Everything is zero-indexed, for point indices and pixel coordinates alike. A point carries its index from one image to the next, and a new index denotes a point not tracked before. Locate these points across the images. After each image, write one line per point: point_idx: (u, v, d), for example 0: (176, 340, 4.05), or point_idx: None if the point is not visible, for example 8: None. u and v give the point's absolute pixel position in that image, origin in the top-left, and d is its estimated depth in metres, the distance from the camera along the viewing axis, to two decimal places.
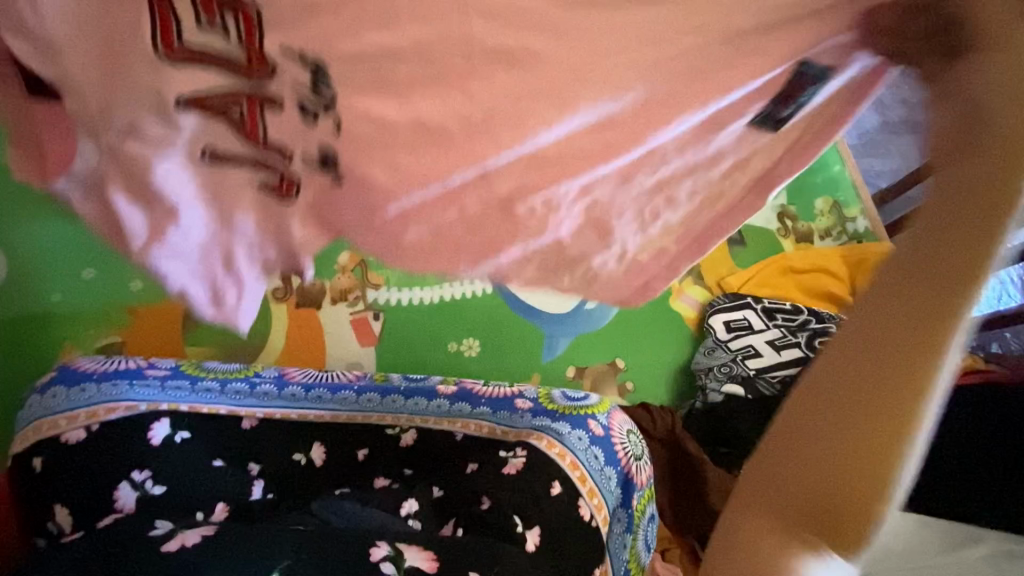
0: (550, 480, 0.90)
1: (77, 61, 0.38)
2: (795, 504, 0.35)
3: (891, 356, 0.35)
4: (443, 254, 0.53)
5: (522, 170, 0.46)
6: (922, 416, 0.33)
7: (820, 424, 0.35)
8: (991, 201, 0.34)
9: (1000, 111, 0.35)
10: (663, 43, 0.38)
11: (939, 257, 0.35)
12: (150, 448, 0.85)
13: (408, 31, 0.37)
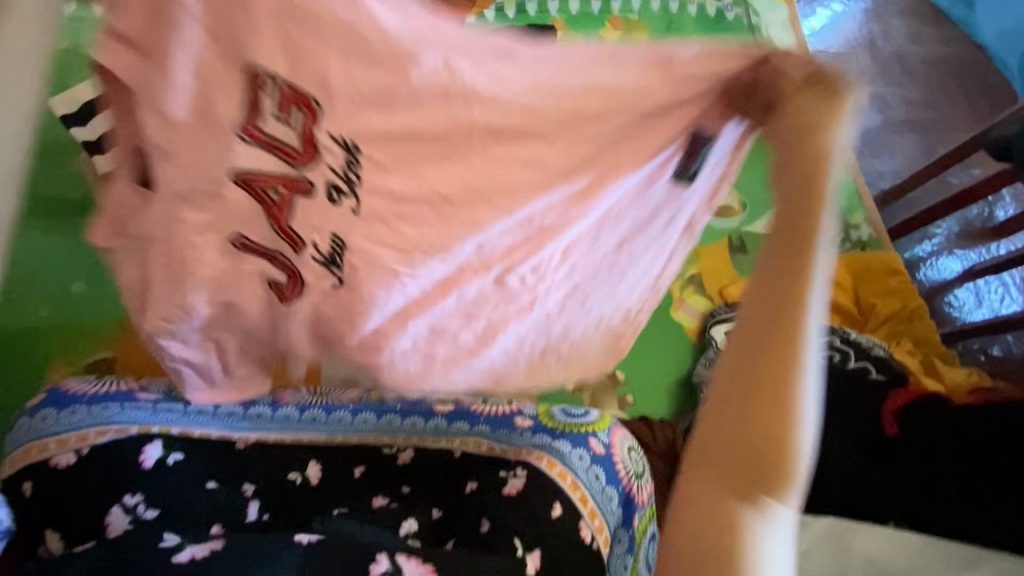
0: (550, 501, 0.89)
1: (175, 141, 0.60)
2: (729, 463, 0.53)
3: (768, 351, 0.52)
4: (436, 312, 0.72)
5: (518, 235, 0.68)
6: (795, 388, 0.51)
7: (732, 405, 0.53)
8: (802, 237, 0.54)
9: (802, 169, 0.55)
10: (573, 130, 0.61)
11: (784, 278, 0.53)
12: (141, 470, 0.85)
13: (417, 116, 0.59)
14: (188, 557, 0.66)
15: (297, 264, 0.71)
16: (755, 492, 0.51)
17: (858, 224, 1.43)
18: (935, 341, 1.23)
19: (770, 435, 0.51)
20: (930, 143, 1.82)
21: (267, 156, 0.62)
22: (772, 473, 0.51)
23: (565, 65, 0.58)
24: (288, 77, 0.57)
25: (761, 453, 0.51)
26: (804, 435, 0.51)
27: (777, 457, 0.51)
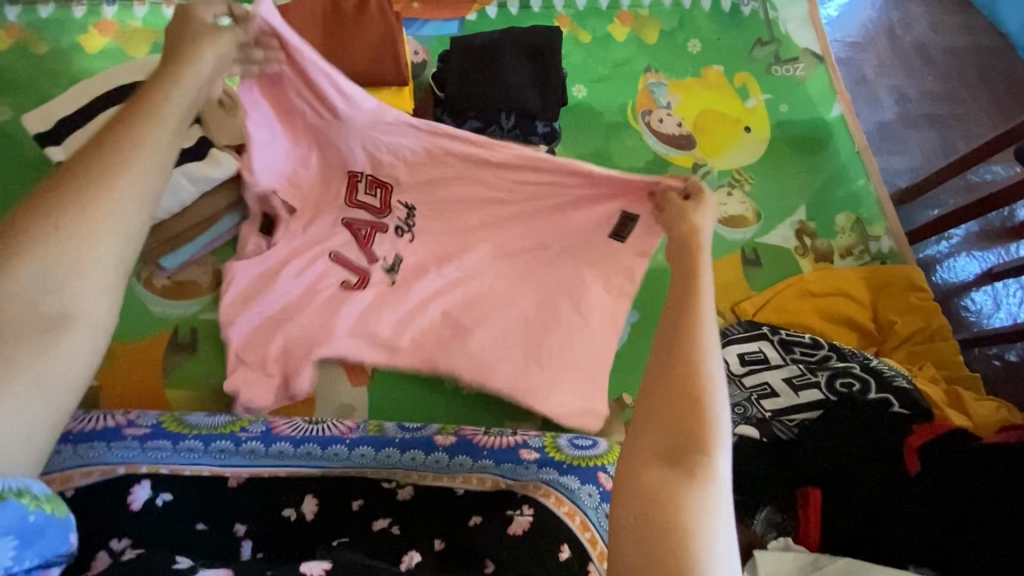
0: (559, 543, 0.83)
1: (320, 208, 1.14)
2: (662, 436, 0.52)
3: (679, 326, 0.57)
4: (455, 312, 1.11)
5: (507, 263, 1.12)
6: (707, 354, 0.55)
7: (658, 379, 0.55)
8: (692, 256, 0.66)
9: (684, 237, 0.71)
10: (543, 199, 1.05)
11: (683, 279, 0.63)
12: (128, 512, 0.81)
13: (443, 196, 1.10)
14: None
15: (369, 268, 1.12)
16: (686, 452, 0.51)
17: (878, 235, 1.36)
18: (957, 366, 1.17)
19: (686, 387, 0.53)
20: (948, 137, 1.69)
21: (359, 211, 1.13)
22: (696, 430, 0.51)
23: (494, 178, 1.06)
24: (372, 170, 1.10)
25: (685, 407, 0.52)
26: (718, 391, 0.54)
27: (696, 409, 0.52)
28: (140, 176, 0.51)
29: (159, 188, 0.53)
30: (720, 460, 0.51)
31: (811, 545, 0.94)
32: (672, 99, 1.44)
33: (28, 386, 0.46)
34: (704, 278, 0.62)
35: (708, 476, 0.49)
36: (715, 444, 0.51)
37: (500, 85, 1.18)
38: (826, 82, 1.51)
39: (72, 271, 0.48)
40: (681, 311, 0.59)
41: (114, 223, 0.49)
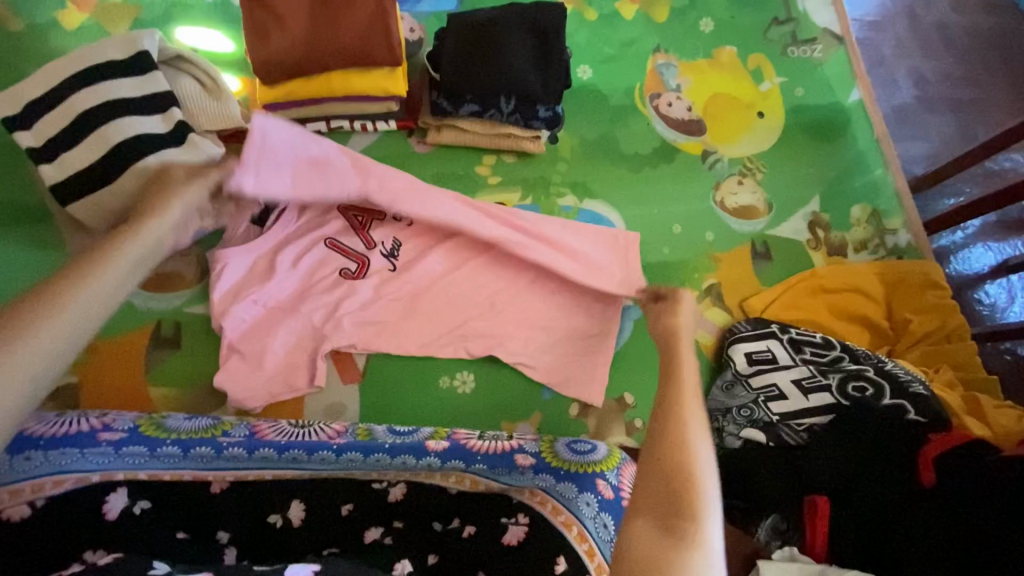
0: (555, 555, 0.79)
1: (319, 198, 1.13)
2: (660, 504, 0.52)
3: (671, 400, 0.60)
4: (450, 306, 1.11)
5: (501, 255, 1.14)
6: (698, 429, 0.57)
7: (655, 448, 0.56)
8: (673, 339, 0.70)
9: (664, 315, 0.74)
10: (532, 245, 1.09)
11: (672, 359, 0.66)
12: (104, 522, 0.80)
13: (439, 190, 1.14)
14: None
15: (367, 253, 1.11)
16: (678, 520, 0.51)
17: (895, 229, 1.30)
18: (976, 369, 1.11)
19: (673, 457, 0.55)
20: (966, 124, 1.61)
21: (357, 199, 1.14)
22: (685, 499, 0.52)
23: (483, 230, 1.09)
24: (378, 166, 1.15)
25: (674, 478, 0.53)
26: (705, 464, 0.55)
27: (685, 480, 0.53)
28: (57, 325, 0.53)
29: (78, 336, 0.54)
30: (711, 529, 0.51)
31: (817, 556, 0.90)
32: (681, 81, 1.36)
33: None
34: (687, 359, 0.65)
35: (700, 544, 0.49)
36: (705, 514, 0.51)
37: (499, 65, 1.10)
38: (845, 64, 1.43)
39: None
40: (670, 389, 0.61)
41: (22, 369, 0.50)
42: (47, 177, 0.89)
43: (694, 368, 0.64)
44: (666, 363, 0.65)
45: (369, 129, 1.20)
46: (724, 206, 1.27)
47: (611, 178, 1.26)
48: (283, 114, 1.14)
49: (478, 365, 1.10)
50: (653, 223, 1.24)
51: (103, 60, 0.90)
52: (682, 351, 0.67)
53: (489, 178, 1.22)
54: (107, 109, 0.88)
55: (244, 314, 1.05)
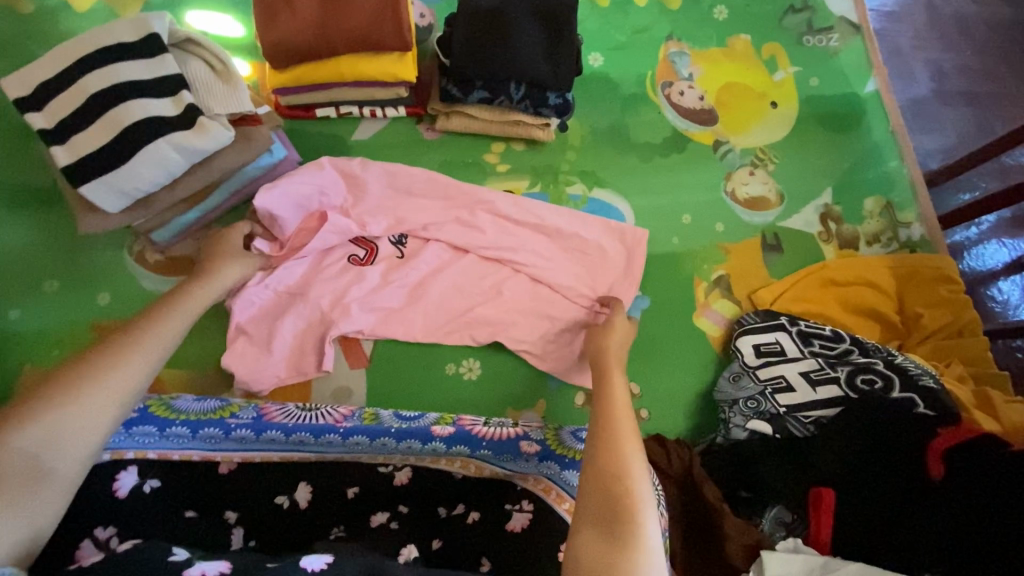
0: (558, 543, 0.81)
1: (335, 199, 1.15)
2: (601, 503, 0.58)
3: (602, 412, 0.68)
4: (457, 293, 1.11)
5: (511, 242, 1.13)
6: (628, 432, 0.65)
7: (592, 454, 0.63)
8: (603, 368, 0.82)
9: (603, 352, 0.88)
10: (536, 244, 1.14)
11: (604, 382, 0.76)
12: (115, 500, 0.81)
13: (447, 181, 1.16)
14: (203, 573, 0.55)
15: (375, 238, 1.12)
16: (617, 521, 0.56)
17: (908, 222, 1.28)
18: (987, 363, 1.09)
19: (609, 467, 0.60)
20: (983, 117, 1.57)
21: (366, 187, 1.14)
22: (623, 503, 0.57)
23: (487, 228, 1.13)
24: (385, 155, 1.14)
25: (611, 485, 0.59)
26: (636, 465, 0.61)
27: (622, 486, 0.58)
28: (139, 358, 0.67)
29: (153, 368, 0.68)
30: (649, 527, 0.56)
31: (822, 547, 0.90)
32: (694, 70, 1.35)
33: (17, 516, 0.57)
34: (619, 389, 0.73)
35: (640, 541, 0.54)
36: (641, 512, 0.56)
37: (509, 50, 1.08)
38: (862, 54, 1.40)
39: (70, 430, 0.60)
40: (602, 411, 0.68)
41: (110, 393, 0.63)
42: (57, 158, 0.88)
43: (624, 394, 0.72)
44: (602, 391, 0.73)
45: (378, 115, 1.21)
46: (735, 197, 1.26)
47: (621, 167, 1.25)
48: (293, 99, 1.14)
49: (483, 352, 1.10)
50: (662, 213, 1.23)
51: (115, 42, 0.90)
52: (615, 381, 0.75)
53: (498, 166, 1.22)
54: (118, 91, 0.88)
55: (254, 297, 1.05)
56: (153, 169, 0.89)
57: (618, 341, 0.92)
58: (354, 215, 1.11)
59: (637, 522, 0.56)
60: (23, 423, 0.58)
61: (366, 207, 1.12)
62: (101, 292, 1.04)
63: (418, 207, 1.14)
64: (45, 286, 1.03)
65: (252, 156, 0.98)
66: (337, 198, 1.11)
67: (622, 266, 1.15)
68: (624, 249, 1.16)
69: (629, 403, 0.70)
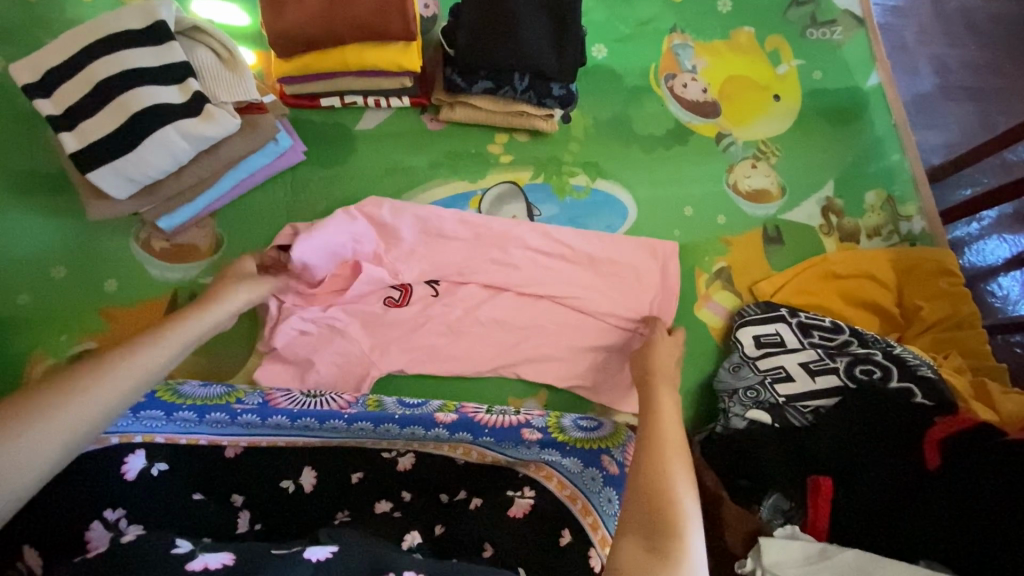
0: (559, 528, 0.83)
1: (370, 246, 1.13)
2: (646, 519, 0.58)
3: (650, 431, 0.69)
4: (460, 285, 1.12)
5: (515, 235, 1.15)
6: (677, 453, 0.66)
7: (639, 471, 0.63)
8: (646, 387, 0.83)
9: (645, 370, 0.89)
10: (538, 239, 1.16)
11: (651, 400, 0.77)
12: (124, 483, 0.82)
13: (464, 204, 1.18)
14: (205, 566, 0.56)
15: (409, 281, 1.11)
16: (659, 534, 0.56)
17: (909, 216, 1.29)
18: (986, 355, 1.10)
19: (654, 482, 0.61)
20: (986, 114, 1.58)
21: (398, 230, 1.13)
22: (667, 518, 0.57)
23: (491, 221, 1.15)
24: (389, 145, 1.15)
25: (653, 499, 0.59)
26: (682, 486, 0.61)
27: (665, 500, 0.59)
28: (114, 381, 0.63)
29: (128, 393, 0.64)
30: (691, 545, 0.56)
31: (819, 534, 0.91)
32: (698, 62, 1.35)
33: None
34: (668, 410, 0.74)
35: (683, 556, 0.54)
36: (684, 526, 0.57)
37: (514, 40, 1.08)
38: (866, 48, 1.40)
39: (26, 450, 0.55)
40: (649, 431, 0.69)
41: (78, 414, 0.59)
42: (66, 144, 0.89)
43: (671, 417, 0.73)
44: (648, 411, 0.74)
45: (382, 105, 1.21)
46: (737, 189, 1.27)
47: (624, 158, 1.26)
48: (297, 88, 1.15)
49: (514, 383, 1.10)
50: (665, 205, 1.24)
51: (122, 29, 0.91)
52: (661, 401, 0.76)
53: (501, 157, 1.22)
54: (126, 77, 0.89)
55: (292, 327, 1.05)
56: (160, 156, 0.90)
57: (667, 363, 0.91)
58: (387, 263, 1.11)
59: (682, 539, 0.56)
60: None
61: (400, 253, 1.12)
62: (109, 278, 1.05)
63: (449, 251, 1.13)
64: (53, 272, 1.04)
65: (258, 145, 0.99)
66: (370, 245, 1.12)
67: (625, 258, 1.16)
68: (659, 266, 1.16)
69: (677, 425, 0.71)
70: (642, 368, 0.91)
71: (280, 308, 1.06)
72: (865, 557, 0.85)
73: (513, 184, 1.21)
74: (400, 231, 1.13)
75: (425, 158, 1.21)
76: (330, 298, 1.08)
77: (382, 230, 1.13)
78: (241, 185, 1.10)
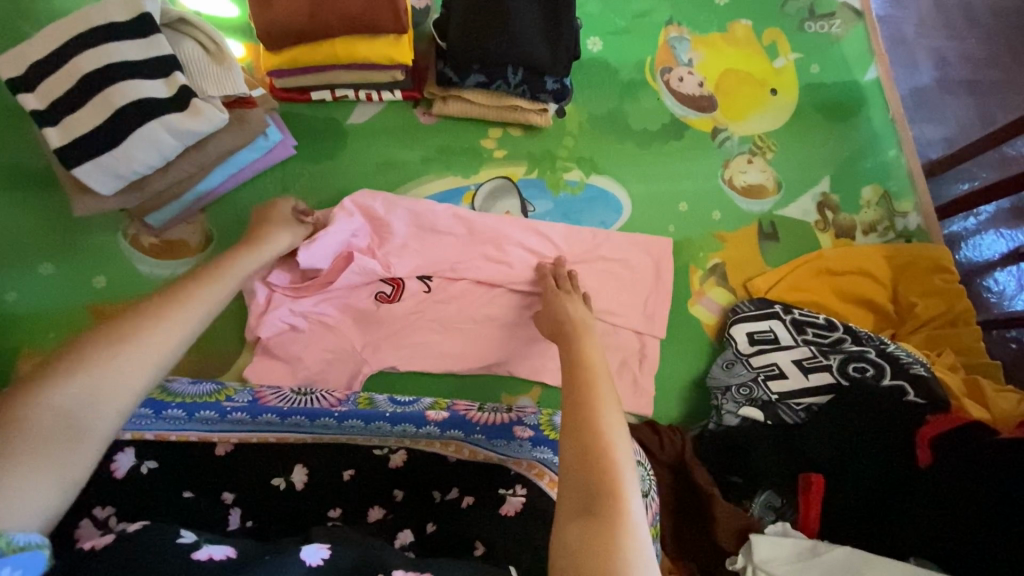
0: (550, 526, 0.82)
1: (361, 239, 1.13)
2: (585, 486, 0.54)
3: (574, 383, 0.66)
4: (453, 282, 1.12)
5: (507, 230, 1.14)
6: (607, 399, 0.63)
7: (568, 432, 0.59)
8: (568, 337, 0.80)
9: (566, 320, 0.86)
10: (532, 236, 1.15)
11: (571, 351, 0.74)
12: (113, 480, 0.81)
13: (455, 196, 1.18)
14: (210, 556, 0.56)
15: (401, 275, 1.10)
16: (598, 499, 0.53)
17: (905, 211, 1.28)
18: (978, 352, 1.10)
19: (587, 442, 0.57)
20: (985, 107, 1.56)
21: (391, 226, 1.12)
22: (603, 480, 0.54)
23: (484, 218, 1.14)
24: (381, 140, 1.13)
25: (589, 456, 0.56)
26: (614, 434, 0.59)
27: (601, 456, 0.56)
28: (181, 322, 0.63)
29: (192, 331, 0.64)
30: (631, 502, 0.53)
31: (809, 531, 0.92)
32: (694, 56, 1.33)
33: (44, 473, 0.50)
34: (596, 361, 0.71)
35: (622, 515, 0.51)
36: (623, 485, 0.54)
37: (507, 33, 1.07)
38: (864, 42, 1.39)
39: (109, 384, 0.56)
40: (574, 381, 0.66)
41: (150, 351, 0.59)
42: (50, 139, 0.88)
43: (597, 364, 0.70)
44: (570, 365, 0.70)
45: (374, 99, 1.19)
46: (732, 185, 1.26)
47: (618, 153, 1.25)
48: (287, 82, 1.13)
49: (505, 379, 1.10)
50: (660, 201, 1.23)
51: (107, 22, 0.89)
52: (587, 353, 0.73)
53: (495, 151, 1.21)
54: (111, 72, 0.87)
55: (281, 321, 1.05)
56: (148, 152, 0.89)
57: (581, 313, 0.89)
58: (380, 257, 1.10)
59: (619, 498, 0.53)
60: (56, 380, 0.54)
61: (392, 247, 1.11)
62: (97, 275, 1.04)
63: (442, 245, 1.12)
64: (40, 268, 1.03)
65: (247, 139, 0.98)
66: (363, 240, 1.11)
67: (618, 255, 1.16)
68: (652, 263, 1.17)
69: (605, 375, 0.68)
70: (553, 320, 0.90)
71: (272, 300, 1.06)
72: (858, 555, 0.86)
73: (506, 180, 1.20)
74: (394, 225, 1.12)
75: (417, 152, 1.19)
76: (321, 290, 1.07)
77: (374, 225, 1.12)
78: (230, 179, 1.09)
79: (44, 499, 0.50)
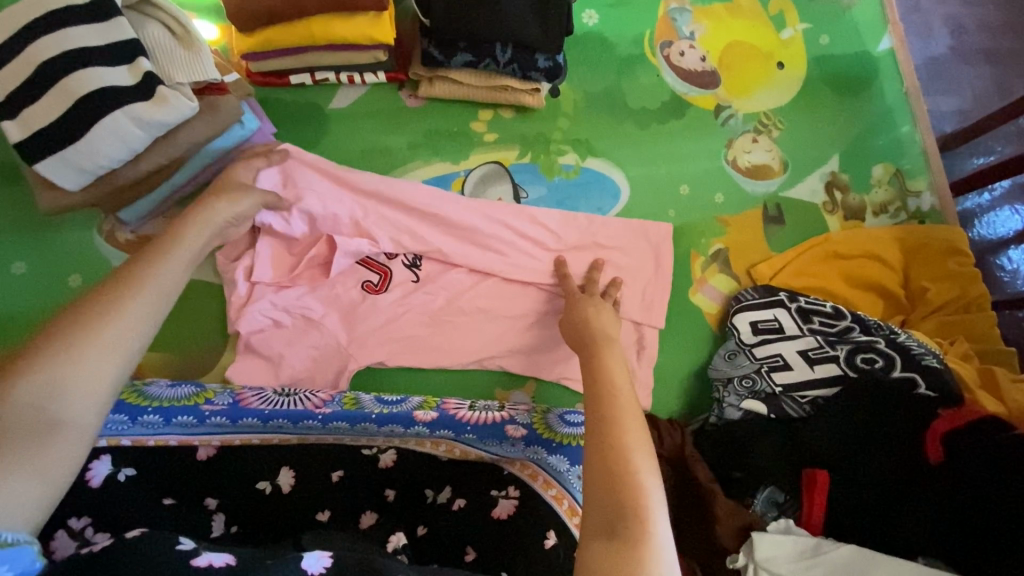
0: (543, 530, 0.78)
1: None
2: (609, 502, 0.51)
3: (596, 389, 0.62)
4: (441, 273, 1.07)
5: (498, 217, 1.09)
6: (628, 405, 0.60)
7: (592, 442, 0.56)
8: (590, 340, 0.77)
9: (592, 322, 0.82)
10: (524, 224, 1.10)
11: (593, 357, 0.71)
12: (89, 489, 0.78)
13: (444, 184, 1.12)
14: (209, 563, 0.50)
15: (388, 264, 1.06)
16: (620, 519, 0.49)
17: (919, 190, 1.22)
18: (994, 340, 1.05)
19: (610, 462, 0.53)
20: (1003, 78, 1.48)
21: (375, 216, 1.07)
22: (627, 496, 0.50)
23: (473, 206, 1.09)
24: None
25: (609, 471, 0.52)
26: (636, 444, 0.55)
27: (625, 476, 0.52)
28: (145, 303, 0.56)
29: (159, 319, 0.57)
30: (656, 520, 0.50)
31: (813, 529, 0.89)
32: (696, 28, 1.26)
33: (26, 478, 0.47)
34: (617, 371, 0.66)
35: (645, 534, 0.48)
36: (646, 502, 0.50)
37: (494, 9, 1.01)
38: (877, 11, 1.31)
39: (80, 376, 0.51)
40: (595, 387, 0.63)
41: (113, 346, 0.53)
42: (10, 133, 0.83)
43: (619, 368, 0.67)
44: (591, 371, 0.67)
45: (356, 81, 1.13)
46: (736, 165, 1.20)
47: (615, 134, 1.18)
48: (264, 65, 1.07)
49: (498, 372, 1.06)
50: (659, 183, 1.17)
51: (64, 5, 0.84)
52: (606, 362, 0.68)
53: (485, 135, 1.15)
54: (69, 59, 0.82)
55: (262, 314, 1.02)
56: (112, 144, 0.84)
57: (603, 321, 0.83)
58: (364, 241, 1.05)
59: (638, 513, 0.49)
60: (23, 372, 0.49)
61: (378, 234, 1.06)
62: (72, 273, 1.00)
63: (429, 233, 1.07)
64: (14, 268, 0.99)
65: (221, 128, 0.93)
66: (345, 223, 1.05)
67: (614, 242, 1.11)
68: (649, 249, 1.12)
69: (627, 386, 0.63)
70: (565, 325, 0.86)
71: (252, 290, 1.02)
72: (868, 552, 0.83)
73: (497, 165, 1.14)
74: (377, 211, 1.06)
75: (403, 137, 1.14)
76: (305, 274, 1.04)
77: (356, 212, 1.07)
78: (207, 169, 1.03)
79: (24, 504, 0.47)
